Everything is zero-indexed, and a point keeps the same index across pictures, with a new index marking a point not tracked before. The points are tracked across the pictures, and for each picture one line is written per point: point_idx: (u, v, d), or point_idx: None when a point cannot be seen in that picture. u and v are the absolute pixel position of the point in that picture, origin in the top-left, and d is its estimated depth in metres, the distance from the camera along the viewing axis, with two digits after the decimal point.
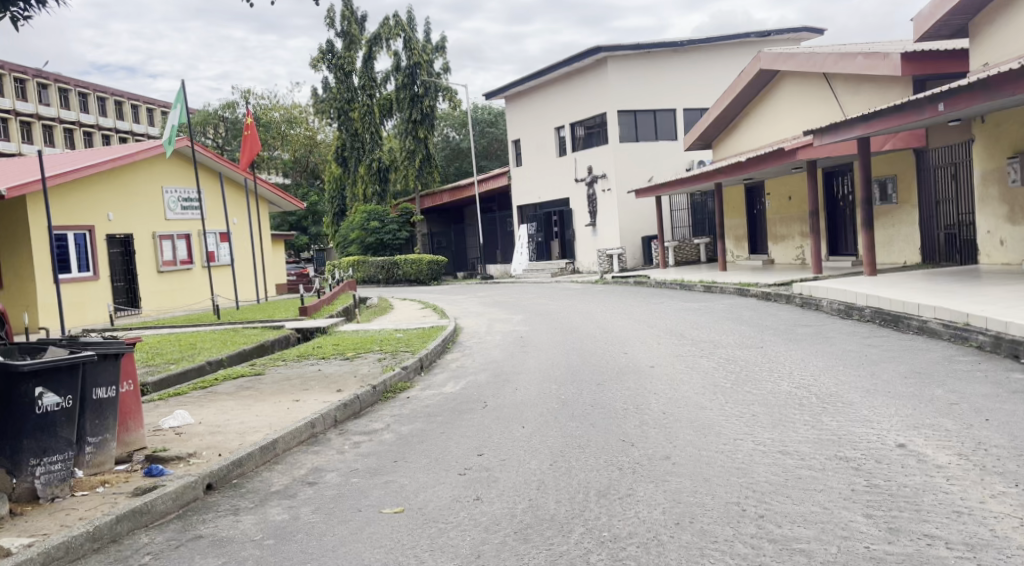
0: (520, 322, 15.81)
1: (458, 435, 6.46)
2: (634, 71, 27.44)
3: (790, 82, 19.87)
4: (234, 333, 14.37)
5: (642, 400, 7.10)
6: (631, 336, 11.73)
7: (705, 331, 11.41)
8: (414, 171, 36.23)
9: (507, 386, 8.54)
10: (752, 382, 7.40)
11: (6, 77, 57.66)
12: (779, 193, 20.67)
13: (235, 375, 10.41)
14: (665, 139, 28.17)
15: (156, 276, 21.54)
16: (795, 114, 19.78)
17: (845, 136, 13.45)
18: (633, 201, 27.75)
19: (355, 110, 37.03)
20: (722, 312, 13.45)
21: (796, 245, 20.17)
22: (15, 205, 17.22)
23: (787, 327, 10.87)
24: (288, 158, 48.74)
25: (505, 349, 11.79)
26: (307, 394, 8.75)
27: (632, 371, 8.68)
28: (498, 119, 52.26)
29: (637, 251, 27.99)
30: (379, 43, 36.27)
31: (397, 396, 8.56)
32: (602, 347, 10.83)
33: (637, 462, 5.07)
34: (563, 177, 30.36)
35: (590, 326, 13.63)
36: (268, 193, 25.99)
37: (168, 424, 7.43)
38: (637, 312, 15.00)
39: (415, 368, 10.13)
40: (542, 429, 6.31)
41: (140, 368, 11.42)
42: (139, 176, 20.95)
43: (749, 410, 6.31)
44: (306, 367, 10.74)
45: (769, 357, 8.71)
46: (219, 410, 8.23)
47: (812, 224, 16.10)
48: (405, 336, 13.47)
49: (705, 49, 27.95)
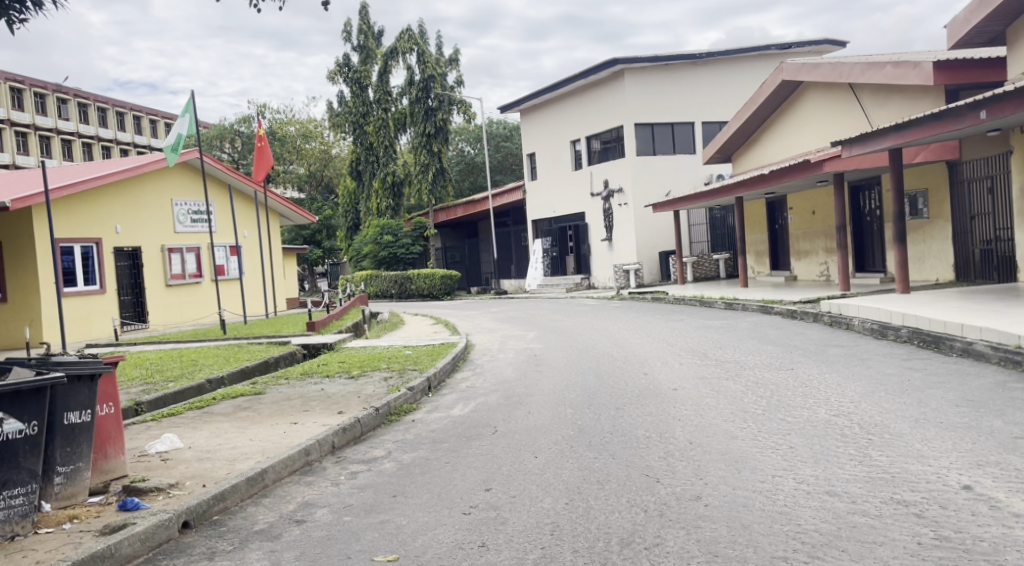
0: (534, 338, 15.26)
1: (464, 465, 5.89)
2: (651, 83, 26.93)
3: (814, 94, 19.29)
4: (238, 350, 13.89)
5: (666, 428, 6.52)
6: (651, 355, 11.14)
7: (729, 351, 10.80)
8: (428, 185, 35.80)
9: (519, 409, 7.97)
10: (786, 409, 6.80)
11: (26, 92, 58.11)
12: (803, 208, 20.02)
13: (233, 395, 9.90)
14: (683, 153, 27.60)
15: (164, 290, 21.18)
16: (819, 126, 19.19)
17: (876, 147, 12.83)
18: (650, 216, 27.18)
19: (370, 124, 36.79)
20: (746, 331, 12.84)
21: (820, 261, 19.50)
22: (20, 217, 16.93)
23: (817, 348, 10.24)
24: (303, 172, 48.65)
25: (518, 369, 11.23)
26: (306, 416, 8.23)
27: (654, 395, 8.09)
28: (513, 133, 52.03)
29: (654, 266, 27.39)
30: (394, 56, 36.03)
31: (401, 419, 8.01)
32: (620, 367, 10.26)
33: (664, 503, 4.48)
34: (578, 191, 29.86)
35: (607, 344, 13.06)
36: (280, 207, 25.67)
37: (156, 449, 6.94)
38: (656, 330, 14.39)
39: (422, 389, 9.56)
40: (557, 460, 5.75)
41: (138, 386, 10.95)
42: (148, 188, 20.65)
43: (785, 441, 5.72)
44: (308, 387, 10.21)
45: (802, 380, 8.09)
46: (213, 433, 7.72)
47: (839, 239, 15.44)
48: (414, 353, 12.94)
49: (724, 61, 27.43)
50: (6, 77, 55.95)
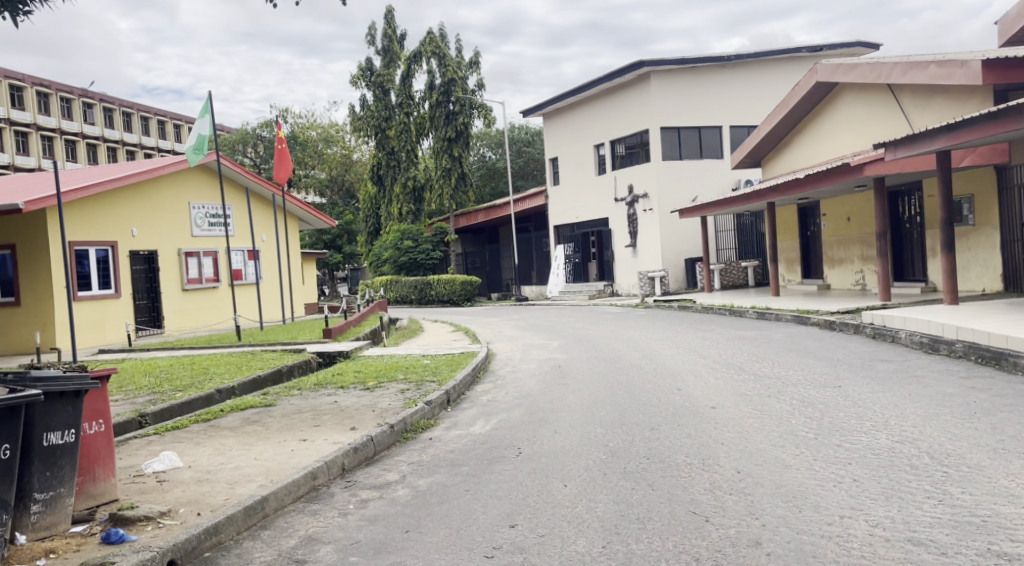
0: (557, 348, 14.63)
1: (486, 494, 5.31)
2: (678, 86, 26.26)
3: (851, 95, 18.54)
4: (251, 358, 13.41)
5: (709, 453, 5.91)
6: (683, 368, 10.50)
7: (768, 365, 10.13)
8: (449, 190, 35.29)
9: (544, 428, 7.38)
10: (842, 434, 6.15)
11: (52, 96, 58.63)
12: (838, 214, 19.24)
13: (242, 407, 9.39)
14: (710, 157, 26.89)
15: (181, 294, 20.84)
16: (855, 129, 18.46)
17: (923, 150, 12.10)
18: (676, 222, 26.49)
19: (392, 128, 36.42)
20: (782, 343, 12.16)
21: (856, 269, 18.73)
22: (34, 220, 16.63)
23: (863, 363, 9.56)
24: (324, 176, 48.43)
25: (542, 381, 10.64)
26: (316, 433, 7.68)
27: (692, 414, 7.45)
28: (535, 139, 51.54)
29: (679, 274, 26.69)
30: (417, 60, 35.62)
31: (418, 437, 7.44)
32: (651, 381, 9.63)
33: (719, 551, 3.89)
34: (602, 196, 29.22)
35: (635, 355, 12.45)
36: (299, 211, 25.27)
37: (152, 469, 6.43)
38: (686, 341, 13.73)
39: (441, 403, 8.98)
40: (589, 490, 5.15)
41: (144, 396, 10.47)
42: (165, 191, 20.31)
43: (848, 473, 5.09)
44: (321, 399, 9.68)
45: (853, 400, 7.44)
46: (215, 451, 7.20)
47: (880, 246, 14.73)
48: (432, 363, 12.38)
49: (754, 64, 26.72)
50: (32, 82, 56.51)
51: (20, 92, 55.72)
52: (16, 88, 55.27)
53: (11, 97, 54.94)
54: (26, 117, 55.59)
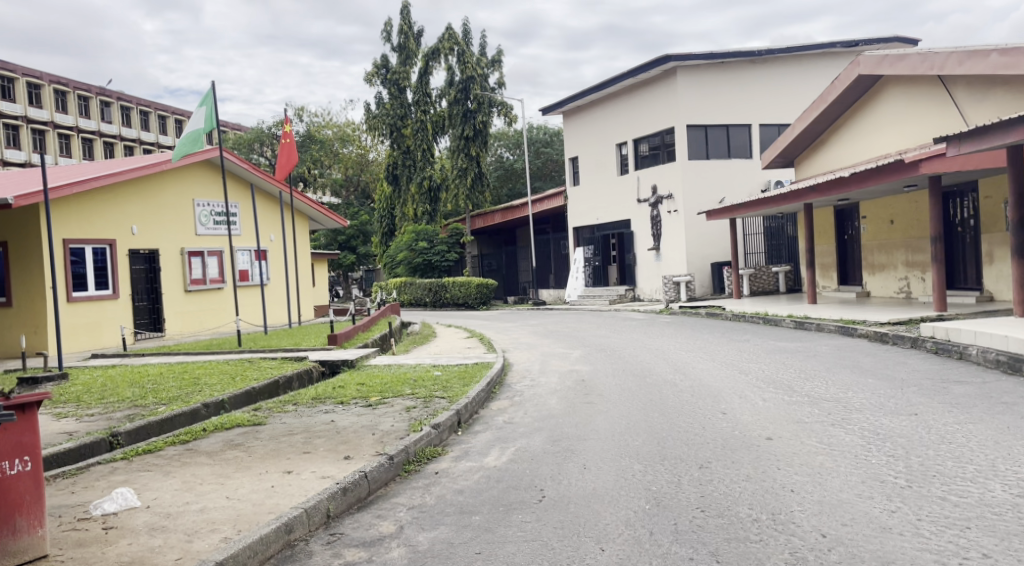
0: (579, 359, 13.49)
1: (505, 557, 4.25)
2: (705, 83, 25.03)
3: (896, 89, 17.25)
4: (247, 366, 12.34)
5: (780, 504, 4.81)
6: (725, 387, 9.29)
7: (821, 385, 8.92)
8: (465, 190, 34.13)
9: (571, 462, 6.26)
10: (943, 481, 5.01)
11: (70, 94, 58.32)
12: (879, 217, 18.01)
13: (228, 426, 8.32)
14: (739, 156, 25.65)
15: (183, 296, 19.88)
16: (901, 125, 17.19)
17: (991, 145, 10.84)
18: (701, 224, 25.25)
19: (408, 126, 35.40)
20: (831, 357, 10.94)
21: (899, 276, 17.49)
22: (27, 216, 15.72)
23: (933, 385, 8.32)
24: (339, 176, 47.58)
25: (565, 398, 9.50)
26: (303, 462, 6.58)
27: (746, 446, 6.31)
28: (554, 139, 50.53)
29: (706, 278, 25.43)
30: (435, 57, 34.59)
31: (422, 471, 6.34)
32: (689, 402, 8.45)
33: None
34: (624, 197, 28.01)
35: (665, 369, 11.26)
36: (307, 210, 24.20)
37: (103, 510, 5.40)
38: (720, 353, 12.52)
39: (450, 426, 7.84)
40: (634, 559, 4.09)
41: (122, 410, 9.42)
42: (168, 188, 19.38)
43: (972, 545, 3.98)
44: (317, 417, 8.59)
45: (940, 433, 6.27)
46: (183, 485, 6.12)
47: (934, 251, 13.49)
48: (444, 375, 11.27)
49: (786, 59, 25.44)
50: (50, 80, 56.18)
51: (37, 90, 55.37)
52: (33, 86, 54.94)
53: (29, 94, 54.59)
54: (43, 115, 55.23)
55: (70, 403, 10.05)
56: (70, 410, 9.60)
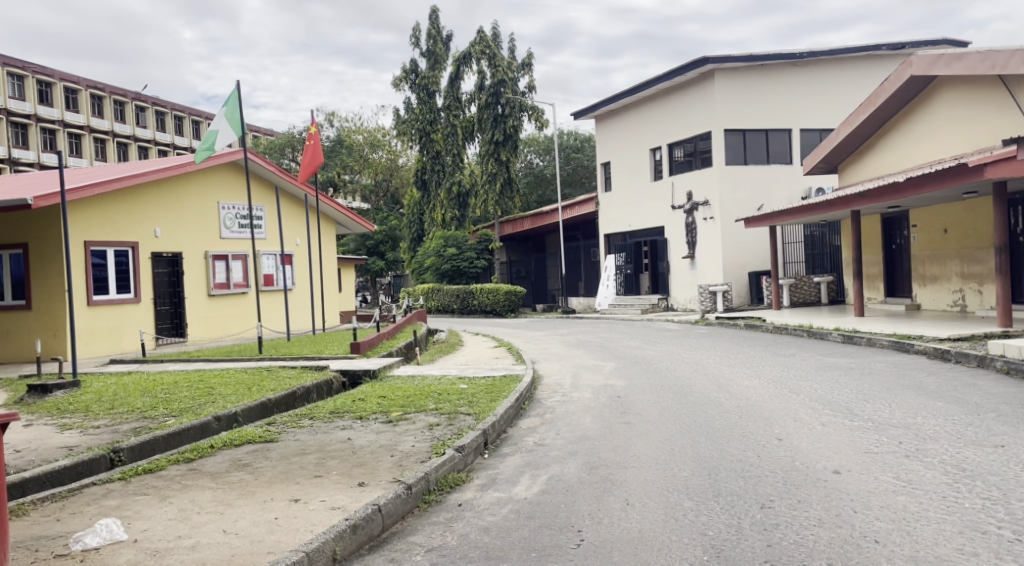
0: (613, 373, 12.74)
1: None
2: (744, 86, 24.15)
3: (953, 89, 16.28)
4: (265, 376, 11.75)
5: (867, 561, 4.07)
6: (776, 408, 8.49)
7: (885, 408, 8.06)
8: (495, 196, 33.53)
9: (611, 496, 5.54)
10: None
11: (106, 99, 58.93)
12: (931, 225, 17.03)
13: (238, 444, 7.72)
14: (778, 162, 24.71)
15: (206, 300, 19.46)
16: (957, 129, 16.24)
17: None
18: (738, 232, 24.36)
19: (438, 131, 34.90)
20: (890, 376, 10.04)
21: (954, 288, 16.50)
22: (47, 217, 15.38)
23: (1013, 411, 7.45)
24: (369, 182, 47.33)
25: (599, 417, 8.76)
26: (311, 489, 5.94)
27: (812, 482, 5.53)
28: (585, 145, 49.81)
29: (743, 288, 24.52)
30: (466, 61, 34.08)
31: (443, 503, 5.66)
32: (738, 426, 7.67)
33: None
34: (658, 203, 27.19)
35: (707, 386, 10.45)
36: (335, 214, 23.70)
37: (85, 545, 4.84)
38: (765, 369, 11.68)
39: (476, 448, 7.14)
40: None
41: (130, 422, 8.87)
42: (192, 191, 19.01)
43: None
44: (332, 435, 7.95)
45: None
46: (178, 513, 5.49)
47: (999, 262, 12.53)
48: (471, 388, 10.60)
49: (830, 61, 24.46)
50: (87, 85, 56.80)
51: (75, 95, 56.03)
52: (70, 91, 55.57)
53: (66, 99, 55.18)
54: (79, 120, 55.90)
55: (77, 414, 9.54)
56: (76, 421, 9.08)
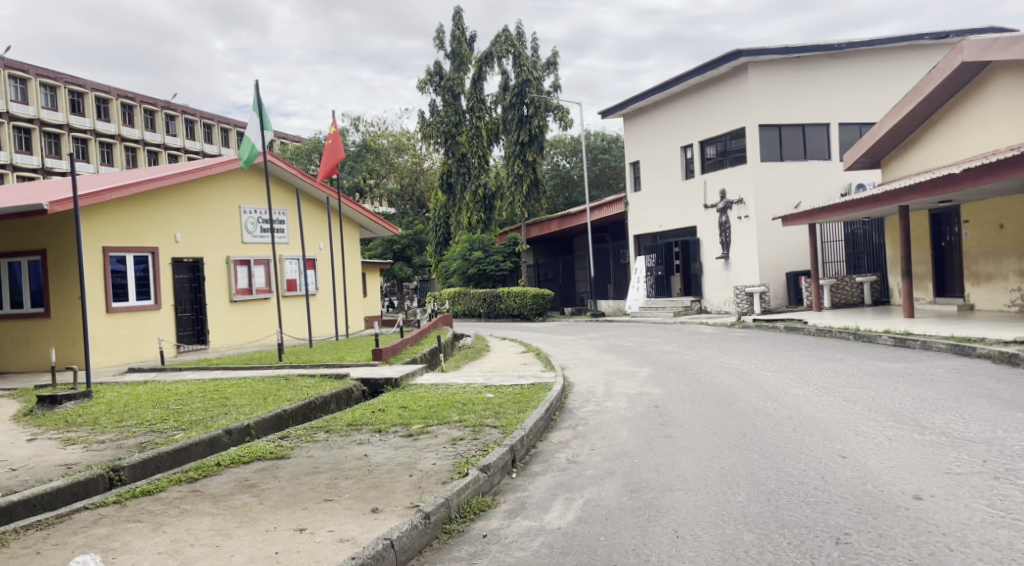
0: (648, 380, 11.98)
1: None
2: (779, 79, 23.24)
3: (1008, 76, 15.31)
4: (282, 386, 11.18)
5: None
6: (832, 420, 7.70)
7: (958, 421, 7.25)
8: (521, 198, 32.80)
9: (656, 527, 4.83)
10: None
11: (136, 108, 59.42)
12: (985, 220, 16.06)
13: (247, 461, 7.15)
14: (816, 157, 23.75)
15: (228, 306, 19.03)
16: (1013, 118, 15.29)
17: None
18: (776, 231, 23.43)
19: (462, 133, 34.26)
20: (954, 383, 9.19)
21: (1011, 286, 15.50)
22: (65, 223, 15.03)
23: None
24: (394, 186, 46.93)
25: (637, 430, 8.04)
26: (320, 516, 5.31)
27: (892, 511, 4.78)
28: (612, 146, 48.88)
29: (780, 288, 23.59)
30: (489, 61, 33.47)
31: (466, 533, 5.00)
32: (794, 441, 6.91)
33: None
34: (690, 201, 26.33)
35: (753, 395, 9.68)
36: (358, 217, 23.20)
37: None
38: (812, 376, 10.86)
39: (503, 467, 6.48)
40: None
41: (137, 437, 8.34)
42: (213, 194, 18.62)
43: None
44: (349, 451, 7.35)
45: None
46: (170, 545, 4.89)
47: None
48: (497, 398, 9.93)
49: (869, 52, 23.48)
50: (117, 94, 57.23)
51: (106, 104, 56.47)
52: (102, 100, 56.01)
53: (97, 108, 55.64)
54: (110, 128, 56.30)
55: (84, 427, 9.05)
56: (82, 435, 8.60)
